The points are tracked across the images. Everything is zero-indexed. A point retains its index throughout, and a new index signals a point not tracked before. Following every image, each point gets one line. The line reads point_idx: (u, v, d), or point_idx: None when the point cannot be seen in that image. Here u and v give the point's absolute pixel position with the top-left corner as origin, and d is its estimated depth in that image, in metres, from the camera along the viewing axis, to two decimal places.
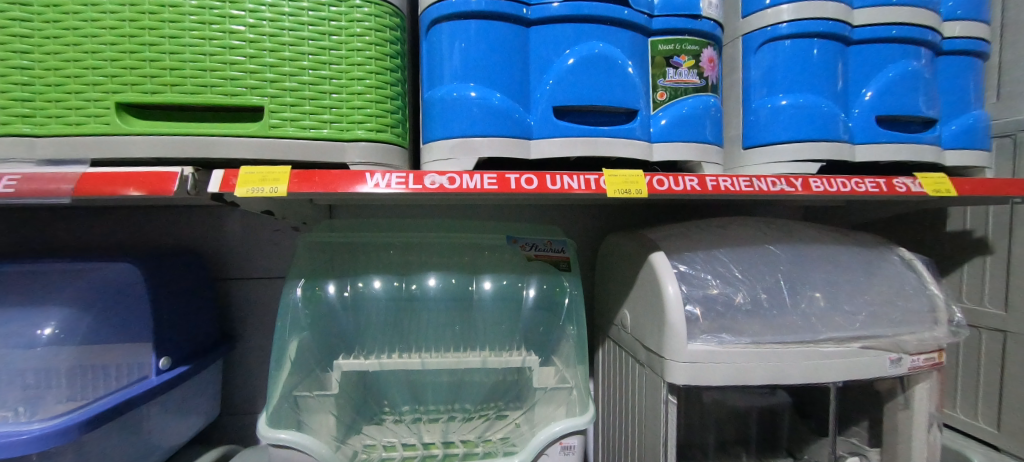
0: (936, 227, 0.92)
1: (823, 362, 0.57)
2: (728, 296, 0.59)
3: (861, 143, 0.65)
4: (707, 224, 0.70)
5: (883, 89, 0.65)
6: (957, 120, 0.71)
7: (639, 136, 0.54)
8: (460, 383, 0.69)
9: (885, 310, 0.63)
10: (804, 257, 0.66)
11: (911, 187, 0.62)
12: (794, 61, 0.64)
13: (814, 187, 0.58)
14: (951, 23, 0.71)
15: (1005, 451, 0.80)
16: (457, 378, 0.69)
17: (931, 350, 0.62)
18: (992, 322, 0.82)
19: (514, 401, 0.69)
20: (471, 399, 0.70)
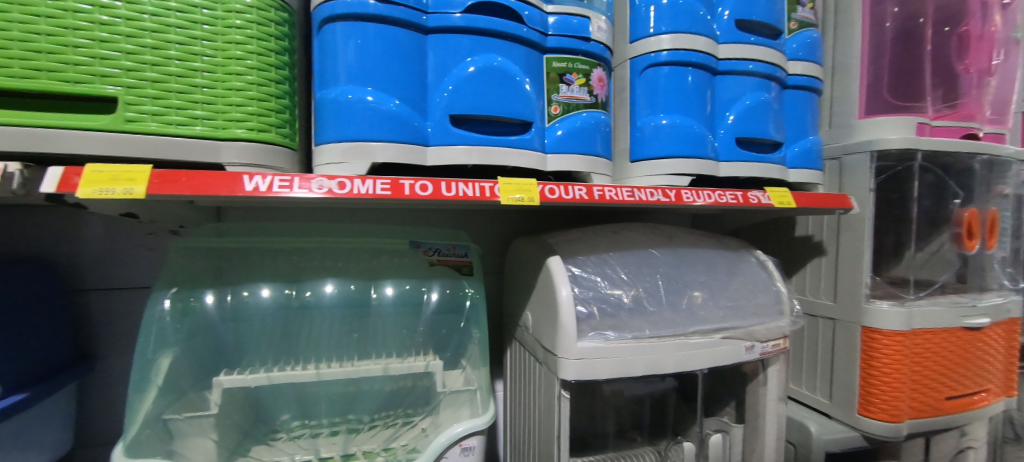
0: (787, 233, 1.09)
1: (692, 352, 0.64)
2: (614, 296, 0.65)
3: (725, 161, 0.75)
4: (601, 230, 0.76)
5: (742, 115, 0.76)
6: (798, 144, 0.85)
7: (533, 147, 0.57)
8: (355, 393, 0.66)
9: (741, 304, 0.73)
10: (680, 259, 0.74)
11: (761, 199, 0.73)
12: (672, 86, 0.72)
13: (685, 198, 0.66)
14: (795, 62, 0.85)
15: (835, 417, 0.97)
16: (351, 388, 0.65)
17: (776, 337, 0.73)
18: (826, 311, 0.99)
19: (423, 406, 0.68)
20: (365, 409, 0.67)
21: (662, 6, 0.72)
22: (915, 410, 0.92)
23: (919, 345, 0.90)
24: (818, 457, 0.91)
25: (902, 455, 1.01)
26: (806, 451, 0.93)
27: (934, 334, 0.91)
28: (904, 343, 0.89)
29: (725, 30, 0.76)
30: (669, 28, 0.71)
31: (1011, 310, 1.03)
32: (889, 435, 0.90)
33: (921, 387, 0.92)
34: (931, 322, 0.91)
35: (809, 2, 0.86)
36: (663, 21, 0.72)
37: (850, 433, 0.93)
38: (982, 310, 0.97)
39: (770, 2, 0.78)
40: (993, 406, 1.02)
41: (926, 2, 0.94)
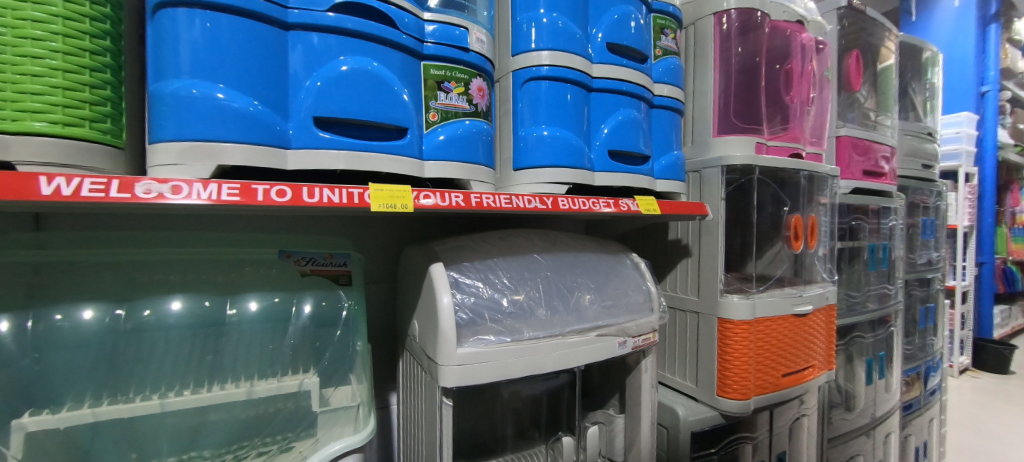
0: (661, 237, 1.21)
1: (569, 351, 0.68)
2: (496, 301, 0.67)
3: (601, 171, 0.82)
4: (488, 237, 0.77)
5: (615, 129, 0.84)
6: (664, 157, 0.95)
7: (409, 153, 0.57)
8: (198, 426, 0.57)
9: (615, 303, 0.80)
10: (561, 263, 0.79)
11: (630, 206, 0.81)
12: (551, 99, 0.76)
13: (561, 206, 0.71)
14: (661, 85, 0.96)
15: (701, 400, 1.09)
16: (193, 422, 0.57)
17: (646, 332, 0.80)
18: (692, 306, 1.12)
19: (309, 428, 0.61)
20: (210, 444, 0.57)
21: (542, 24, 0.76)
22: (760, 387, 1.07)
23: (761, 331, 1.06)
24: (685, 437, 1.03)
25: (753, 428, 1.17)
26: (675, 432, 1.04)
27: (772, 320, 1.08)
28: (749, 331, 1.03)
29: (599, 51, 0.82)
30: (548, 45, 0.76)
31: (829, 298, 1.25)
32: (739, 412, 1.03)
33: (763, 367, 1.08)
34: (769, 311, 1.08)
35: (670, 33, 0.98)
36: (543, 38, 0.76)
37: (711, 412, 1.06)
38: (807, 298, 1.16)
39: (637, 31, 0.87)
40: (818, 378, 1.23)
41: (761, 43, 1.12)
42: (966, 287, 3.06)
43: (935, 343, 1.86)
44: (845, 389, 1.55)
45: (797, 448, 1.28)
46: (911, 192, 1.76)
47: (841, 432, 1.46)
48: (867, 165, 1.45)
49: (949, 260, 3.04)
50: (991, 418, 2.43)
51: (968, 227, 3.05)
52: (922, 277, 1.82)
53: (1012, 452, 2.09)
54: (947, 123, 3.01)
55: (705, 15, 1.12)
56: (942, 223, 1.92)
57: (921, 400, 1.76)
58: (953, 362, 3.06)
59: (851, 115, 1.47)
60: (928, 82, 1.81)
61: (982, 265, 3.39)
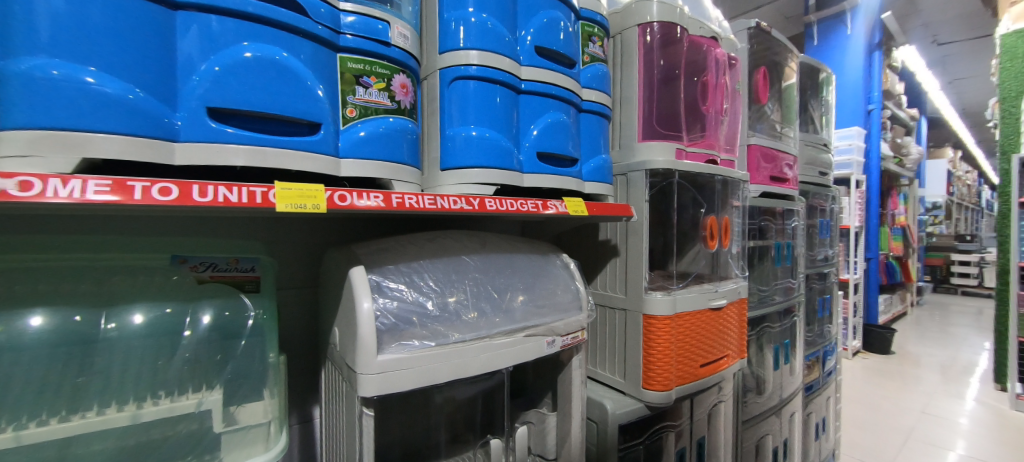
0: (592, 237, 1.25)
1: (497, 353, 0.68)
2: (421, 305, 0.65)
3: (529, 173, 0.83)
4: (416, 239, 0.75)
5: (543, 131, 0.85)
6: (593, 160, 0.99)
7: (322, 149, 0.54)
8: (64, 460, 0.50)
9: (544, 302, 0.81)
10: (490, 264, 0.78)
11: (558, 208, 0.83)
12: (479, 100, 0.76)
13: (488, 206, 0.71)
14: (589, 90, 0.99)
15: (628, 393, 1.14)
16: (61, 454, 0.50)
17: (575, 330, 0.82)
18: (620, 303, 1.16)
19: (210, 451, 0.56)
20: None
21: (470, 23, 0.76)
22: (680, 377, 1.14)
23: (681, 325, 1.13)
24: (612, 430, 1.07)
25: (676, 416, 1.25)
26: (603, 425, 1.08)
27: (690, 315, 1.15)
28: (671, 325, 1.09)
29: (527, 54, 0.83)
30: (477, 45, 0.75)
31: (742, 292, 1.35)
32: (662, 402, 1.09)
33: (683, 359, 1.15)
34: (688, 305, 1.15)
35: (598, 41, 1.01)
36: (471, 38, 0.75)
37: (637, 404, 1.11)
38: (722, 293, 1.26)
39: (565, 36, 0.89)
40: (731, 366, 1.33)
41: (679, 56, 1.20)
42: (857, 279, 3.49)
43: (831, 329, 2.10)
44: (756, 375, 1.70)
45: (714, 432, 1.38)
46: (811, 196, 1.97)
47: (754, 415, 1.60)
48: (774, 171, 1.59)
49: (844, 256, 3.46)
50: (876, 394, 2.78)
51: (858, 226, 3.48)
52: (820, 271, 2.04)
53: (892, 422, 2.41)
54: (841, 136, 3.45)
55: (630, 26, 1.17)
56: (836, 223, 2.16)
57: (820, 382, 1.97)
58: (847, 346, 3.47)
59: (760, 126, 1.62)
60: (824, 99, 2.04)
61: (869, 260, 3.88)
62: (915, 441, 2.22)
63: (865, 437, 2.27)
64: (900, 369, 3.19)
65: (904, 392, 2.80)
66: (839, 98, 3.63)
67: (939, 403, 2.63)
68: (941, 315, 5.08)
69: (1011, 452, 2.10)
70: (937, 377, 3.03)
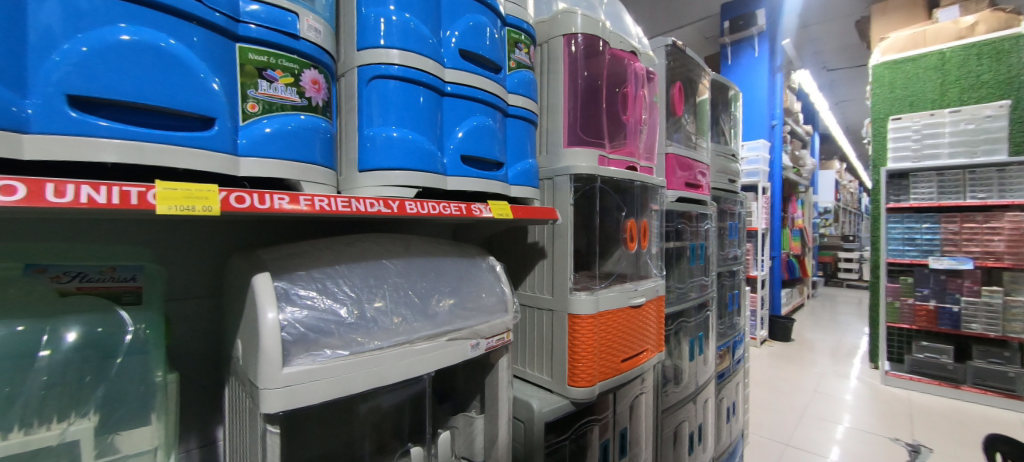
0: (521, 240, 1.27)
1: (417, 359, 0.67)
2: (335, 313, 0.62)
3: (454, 176, 0.82)
4: (332, 243, 0.71)
5: (468, 134, 0.85)
6: (519, 164, 1.00)
7: (216, 147, 0.50)
8: None
9: (468, 306, 0.81)
10: (413, 268, 0.77)
11: (481, 210, 0.84)
12: (401, 100, 0.74)
13: (408, 209, 0.70)
14: (515, 95, 1.00)
15: (554, 391, 1.17)
16: None
17: (500, 332, 0.83)
18: (547, 304, 1.19)
19: None
20: None
21: (391, 21, 0.74)
22: (603, 373, 1.19)
23: (604, 323, 1.18)
24: (539, 428, 1.09)
25: (599, 410, 1.31)
26: (529, 424, 1.10)
27: (612, 313, 1.21)
28: (594, 324, 1.14)
29: (452, 56, 0.83)
30: (399, 44, 0.73)
31: (659, 290, 1.45)
32: (585, 398, 1.13)
33: (606, 355, 1.20)
34: (610, 304, 1.20)
35: (524, 48, 1.04)
36: (392, 36, 0.73)
37: (563, 401, 1.15)
38: (641, 292, 1.33)
39: (491, 42, 0.90)
40: (651, 359, 1.41)
41: (601, 68, 1.27)
42: (762, 275, 3.89)
43: (739, 321, 2.31)
44: (675, 366, 1.82)
45: (636, 423, 1.47)
46: (722, 201, 2.17)
47: (674, 404, 1.72)
48: (689, 178, 1.72)
49: (752, 255, 3.84)
50: (778, 377, 3.12)
51: (763, 228, 3.87)
52: (730, 269, 2.24)
53: (791, 402, 2.72)
54: (749, 148, 3.84)
55: (556, 36, 1.21)
56: (743, 225, 2.40)
57: (731, 369, 2.17)
58: (755, 335, 3.85)
59: (677, 136, 1.76)
60: (733, 113, 2.25)
61: (772, 258, 4.34)
62: (809, 417, 2.52)
63: (769, 417, 2.54)
64: (797, 355, 3.61)
65: (800, 374, 3.17)
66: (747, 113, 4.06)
67: (828, 382, 3.01)
68: (829, 305, 5.83)
69: (882, 421, 2.46)
70: (826, 359, 3.47)
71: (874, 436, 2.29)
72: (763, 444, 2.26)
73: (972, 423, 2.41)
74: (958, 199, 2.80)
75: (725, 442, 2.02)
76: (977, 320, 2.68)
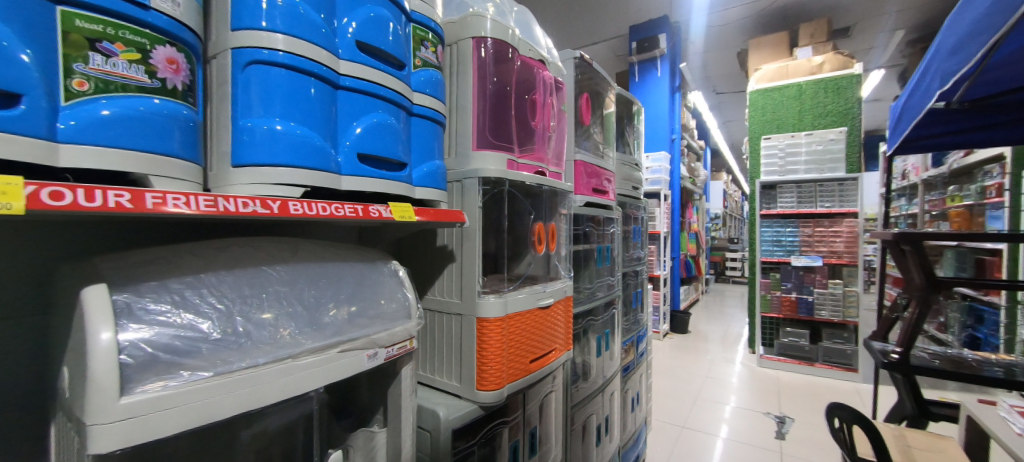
0: (430, 243, 1.24)
1: (301, 374, 0.62)
2: (196, 329, 0.55)
3: (349, 176, 0.77)
4: (199, 247, 0.62)
5: (366, 131, 0.80)
6: (424, 165, 0.97)
7: (26, 130, 0.41)
8: None
9: (365, 314, 0.76)
10: (301, 275, 0.70)
11: (380, 212, 0.79)
12: (287, 90, 0.67)
13: (292, 210, 0.64)
14: (420, 94, 0.97)
15: (463, 396, 1.15)
16: None
17: (402, 340, 0.79)
18: (456, 308, 1.17)
19: None
20: None
21: (275, 3, 0.66)
22: (512, 375, 1.19)
23: (512, 324, 1.18)
24: (445, 436, 1.06)
25: (509, 412, 1.31)
26: (435, 433, 1.07)
27: (521, 315, 1.22)
28: (502, 326, 1.14)
29: (348, 48, 0.77)
30: (285, 28, 0.67)
31: (568, 291, 1.49)
32: (493, 401, 1.13)
33: (514, 357, 1.21)
34: (519, 306, 1.21)
35: (430, 46, 1.00)
36: (276, 18, 0.66)
37: (471, 407, 1.13)
38: (549, 293, 1.37)
39: (394, 38, 0.86)
40: (559, 358, 1.45)
41: (511, 74, 1.29)
42: (664, 274, 4.26)
43: (642, 317, 2.50)
44: (583, 362, 1.91)
45: (546, 421, 1.50)
46: (627, 206, 2.32)
47: (584, 399, 1.79)
48: (596, 184, 1.82)
49: (655, 256, 4.20)
50: (676, 366, 3.44)
51: (665, 231, 4.24)
52: (634, 269, 2.41)
53: (686, 387, 3.01)
54: (654, 159, 4.20)
55: (465, 37, 1.20)
56: (646, 229, 2.59)
57: (635, 362, 2.32)
58: (657, 329, 4.21)
59: (585, 144, 1.85)
60: (636, 126, 2.44)
61: (672, 259, 4.77)
62: (702, 400, 2.81)
63: (669, 403, 2.78)
64: (692, 345, 4.01)
65: (694, 361, 3.53)
66: (651, 127, 4.44)
67: (716, 368, 3.38)
68: (718, 299, 6.57)
69: (758, 398, 2.83)
70: (714, 348, 3.90)
71: (752, 412, 2.62)
72: (664, 429, 2.47)
73: (822, 393, 2.87)
74: (811, 208, 3.31)
75: (631, 430, 2.16)
76: (825, 308, 3.22)
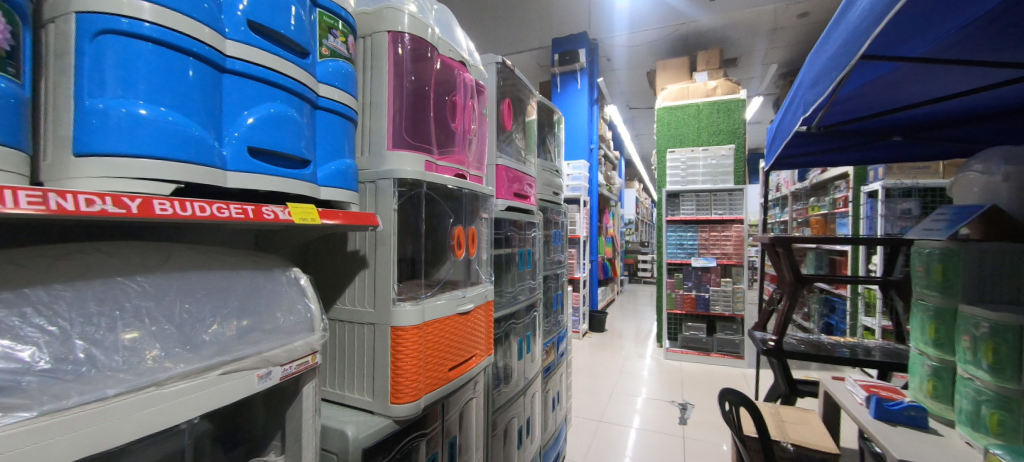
0: (340, 249, 1.14)
1: (166, 405, 0.53)
2: (15, 358, 0.44)
3: (235, 172, 0.67)
4: (27, 253, 0.50)
5: (260, 122, 0.71)
6: (332, 163, 0.89)
7: None
8: None
9: (257, 328, 0.67)
10: (172, 286, 0.60)
11: (277, 214, 0.71)
12: (154, 69, 0.57)
13: (157, 210, 0.54)
14: (327, 87, 0.89)
15: (376, 412, 1.08)
16: None
17: (303, 355, 0.71)
18: (368, 318, 1.09)
19: None
20: None
21: None
22: (429, 385, 1.14)
23: (429, 332, 1.13)
24: (354, 456, 0.98)
25: (426, 424, 1.25)
26: (343, 455, 0.98)
27: (439, 322, 1.17)
28: (419, 334, 1.08)
29: (236, 28, 0.68)
30: None
31: (488, 296, 1.47)
32: (409, 414, 1.07)
33: (431, 366, 1.15)
34: (437, 314, 1.16)
35: (340, 36, 0.93)
36: None
37: (385, 422, 1.06)
38: (469, 298, 1.33)
39: (297, 22, 0.78)
40: (479, 364, 1.42)
41: (429, 74, 1.24)
42: (583, 276, 4.44)
43: (563, 319, 2.56)
44: (504, 366, 1.90)
45: (467, 429, 1.46)
46: (547, 211, 2.37)
47: (505, 403, 1.78)
48: (517, 189, 1.82)
49: (575, 259, 4.37)
50: (594, 363, 3.60)
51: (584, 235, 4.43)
52: (555, 272, 2.47)
53: (603, 383, 3.16)
54: (574, 167, 4.37)
55: (381, 31, 1.13)
56: (566, 233, 2.67)
57: (556, 362, 2.37)
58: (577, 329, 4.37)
59: (506, 148, 1.85)
60: (557, 134, 2.50)
61: (590, 261, 5.00)
62: (617, 394, 2.97)
63: (587, 399, 2.89)
64: (608, 342, 4.23)
65: (610, 358, 3.72)
66: (571, 135, 4.64)
67: (629, 363, 3.59)
68: (631, 299, 7.02)
69: (665, 388, 3.05)
70: (628, 344, 4.15)
71: (660, 402, 2.82)
72: (582, 424, 2.55)
73: (717, 380, 3.19)
74: (707, 215, 3.68)
75: (551, 429, 2.19)
76: (719, 303, 3.59)
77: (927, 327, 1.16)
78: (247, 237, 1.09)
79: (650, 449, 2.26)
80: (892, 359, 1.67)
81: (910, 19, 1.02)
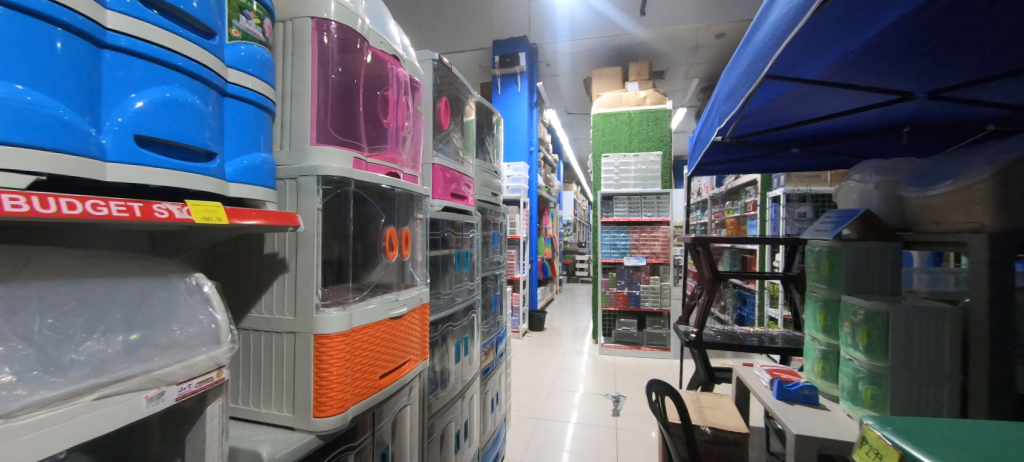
0: (256, 251, 1.04)
1: (18, 440, 0.44)
2: None
3: (117, 163, 0.58)
4: None
5: (151, 107, 0.62)
6: (243, 157, 0.80)
7: None
8: None
9: (146, 342, 0.58)
10: (31, 297, 0.50)
11: (172, 211, 0.63)
12: (7, 37, 0.48)
13: (6, 206, 0.46)
14: (237, 72, 0.80)
15: (297, 428, 0.99)
16: None
17: (207, 372, 0.63)
18: (288, 326, 1.01)
19: None
20: None
21: None
22: (357, 395, 1.07)
23: (358, 339, 1.06)
24: None
25: (353, 434, 1.18)
26: None
27: (368, 328, 1.10)
28: (346, 342, 1.02)
29: None
30: None
31: (423, 298, 1.43)
32: (334, 427, 1.00)
33: (360, 375, 1.08)
34: (366, 319, 1.09)
35: (254, 18, 0.84)
36: None
37: (307, 438, 0.98)
38: (401, 302, 1.27)
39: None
40: (413, 370, 1.37)
41: (357, 66, 1.18)
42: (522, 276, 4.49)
43: (502, 319, 2.57)
44: (440, 369, 1.86)
45: (401, 438, 1.40)
46: (486, 212, 2.36)
47: (442, 407, 1.74)
48: (454, 189, 1.79)
49: (515, 259, 4.40)
50: (533, 362, 3.64)
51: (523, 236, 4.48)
52: (494, 273, 2.46)
53: (541, 381, 3.20)
54: (515, 168, 4.40)
55: (303, 17, 1.05)
56: (505, 234, 2.68)
57: (494, 363, 2.36)
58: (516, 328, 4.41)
59: (443, 147, 1.81)
60: (496, 135, 2.50)
61: (529, 262, 5.06)
62: (555, 391, 3.03)
63: (526, 398, 2.91)
64: (545, 340, 4.31)
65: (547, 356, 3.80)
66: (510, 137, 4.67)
67: (566, 360, 3.68)
68: (568, 298, 7.22)
69: (600, 382, 3.17)
70: (565, 342, 4.26)
71: (595, 396, 2.92)
72: (520, 423, 2.57)
73: (646, 372, 3.37)
74: (637, 216, 3.87)
75: (490, 430, 2.18)
76: (648, 300, 3.80)
77: (818, 316, 1.30)
78: (142, 239, 0.96)
79: (586, 443, 2.33)
80: (792, 346, 1.86)
81: (806, 45, 1.15)
